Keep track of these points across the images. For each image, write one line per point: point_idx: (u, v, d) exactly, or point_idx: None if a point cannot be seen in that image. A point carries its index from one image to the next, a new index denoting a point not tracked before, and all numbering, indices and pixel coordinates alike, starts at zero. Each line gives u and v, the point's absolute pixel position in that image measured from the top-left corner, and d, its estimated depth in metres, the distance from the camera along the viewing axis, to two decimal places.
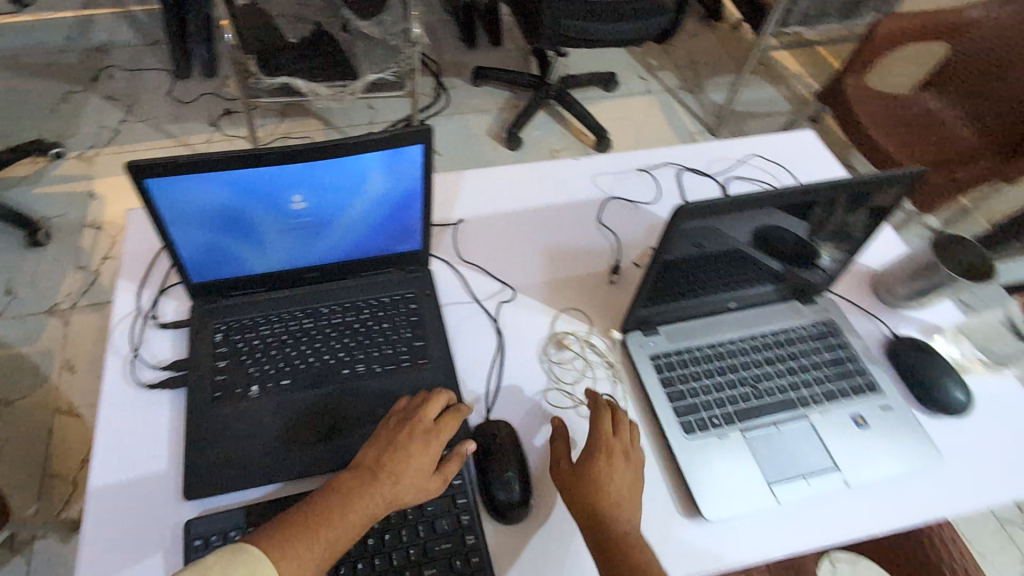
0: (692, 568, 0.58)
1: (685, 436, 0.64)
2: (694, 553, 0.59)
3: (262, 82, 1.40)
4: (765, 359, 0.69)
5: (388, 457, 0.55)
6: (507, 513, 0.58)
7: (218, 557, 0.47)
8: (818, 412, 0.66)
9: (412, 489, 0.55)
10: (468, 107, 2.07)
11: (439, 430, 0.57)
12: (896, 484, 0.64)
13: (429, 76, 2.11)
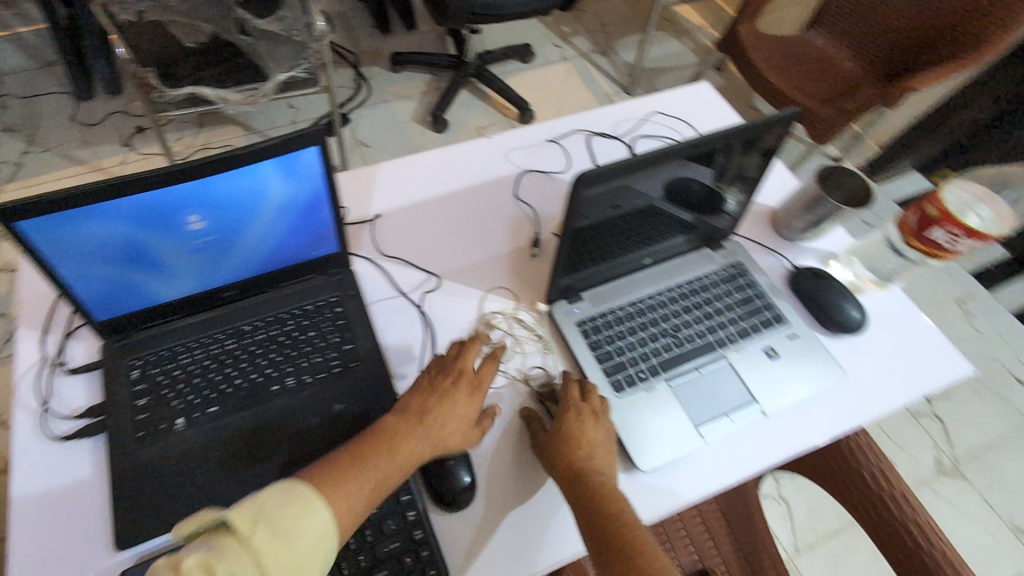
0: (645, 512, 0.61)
1: (616, 394, 0.66)
2: (642, 501, 0.61)
3: (166, 94, 1.32)
4: (682, 309, 0.73)
5: (437, 402, 0.58)
6: (453, 501, 0.59)
7: (274, 493, 0.46)
8: (733, 350, 0.71)
9: (457, 433, 0.59)
10: (390, 94, 2.02)
11: (482, 379, 0.61)
12: (812, 405, 0.69)
13: (345, 66, 2.05)
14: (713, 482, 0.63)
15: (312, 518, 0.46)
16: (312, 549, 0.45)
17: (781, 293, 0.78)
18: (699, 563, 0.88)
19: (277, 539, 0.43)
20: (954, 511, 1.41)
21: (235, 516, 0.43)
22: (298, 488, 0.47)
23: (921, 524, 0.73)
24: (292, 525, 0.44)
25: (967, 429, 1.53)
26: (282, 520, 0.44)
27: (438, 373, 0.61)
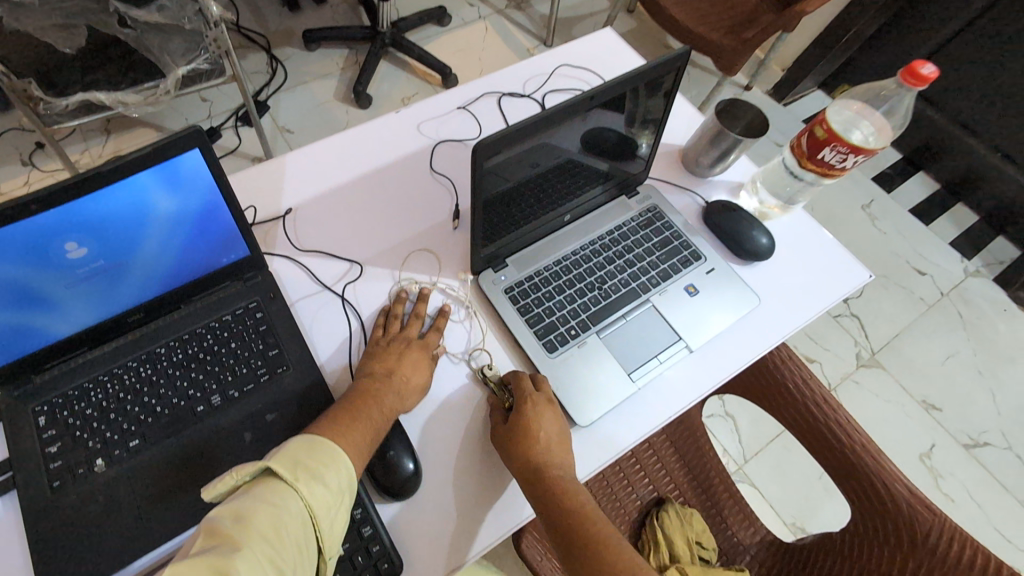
0: (587, 464, 0.63)
1: (549, 355, 0.67)
2: (582, 453, 0.64)
3: (53, 106, 1.23)
4: (605, 261, 0.75)
5: (398, 362, 0.64)
6: (398, 491, 0.60)
7: (299, 446, 0.52)
8: (658, 294, 0.73)
9: (419, 388, 0.64)
10: (307, 74, 1.91)
11: (431, 342, 0.68)
12: (735, 334, 0.72)
13: (256, 49, 1.92)
14: (647, 422, 0.66)
15: (339, 462, 0.52)
16: (343, 486, 0.52)
17: (697, 231, 0.80)
18: (656, 491, 1.01)
19: (318, 481, 0.50)
20: (875, 396, 1.67)
21: (278, 466, 0.49)
22: (319, 440, 0.53)
23: (840, 423, 0.87)
24: (325, 470, 0.51)
25: (880, 320, 1.78)
26: (317, 465, 0.51)
27: (387, 340, 0.67)
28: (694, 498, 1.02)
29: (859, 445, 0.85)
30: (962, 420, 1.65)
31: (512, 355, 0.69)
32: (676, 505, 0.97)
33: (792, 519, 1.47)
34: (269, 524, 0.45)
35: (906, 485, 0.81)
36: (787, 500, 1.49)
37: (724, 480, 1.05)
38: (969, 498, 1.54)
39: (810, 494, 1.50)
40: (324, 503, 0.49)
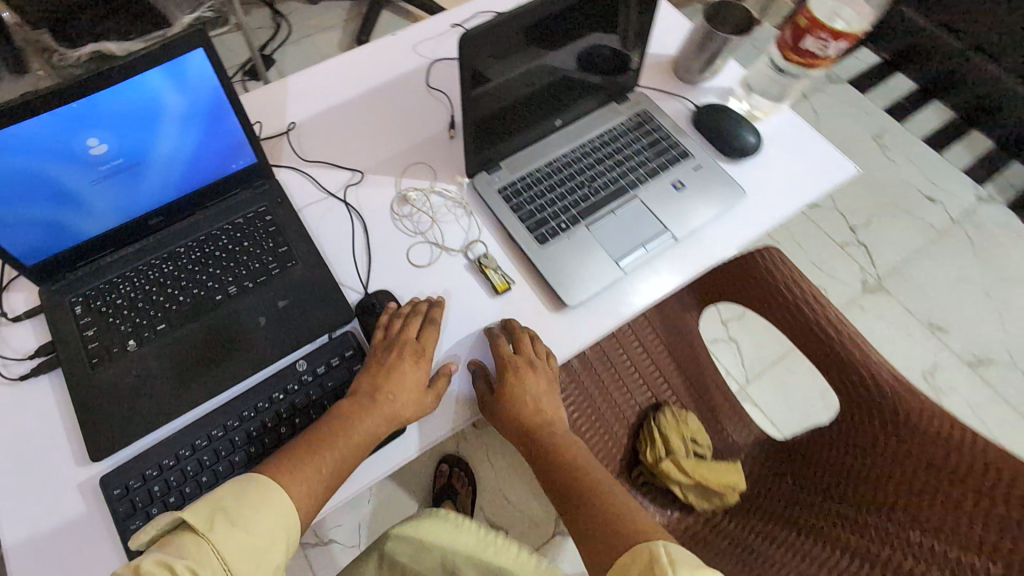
0: (576, 340, 0.68)
1: (540, 246, 0.70)
2: (570, 332, 0.68)
3: (68, 57, 1.26)
4: (595, 161, 0.77)
5: (384, 377, 0.63)
6: None
7: (230, 490, 0.54)
8: (644, 190, 0.75)
9: (411, 404, 0.63)
10: (311, 29, 1.90)
11: (426, 344, 0.65)
12: (719, 225, 0.75)
13: (259, 4, 1.90)
14: (632, 303, 0.70)
15: (271, 504, 0.54)
16: (268, 531, 0.53)
17: (686, 133, 0.82)
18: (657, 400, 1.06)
19: (236, 529, 0.52)
20: (879, 319, 1.69)
21: (193, 516, 0.51)
22: (253, 482, 0.55)
23: (826, 319, 0.91)
24: (248, 513, 0.53)
25: (887, 247, 1.78)
26: (240, 509, 0.53)
27: (385, 349, 0.64)
28: (691, 402, 1.07)
29: (845, 337, 0.90)
30: (965, 338, 1.67)
31: (505, 247, 0.72)
32: (672, 408, 1.01)
33: (790, 428, 1.53)
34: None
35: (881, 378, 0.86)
36: (788, 414, 1.55)
37: (720, 388, 1.09)
38: (969, 411, 1.58)
39: (808, 406, 1.55)
40: (241, 554, 0.51)
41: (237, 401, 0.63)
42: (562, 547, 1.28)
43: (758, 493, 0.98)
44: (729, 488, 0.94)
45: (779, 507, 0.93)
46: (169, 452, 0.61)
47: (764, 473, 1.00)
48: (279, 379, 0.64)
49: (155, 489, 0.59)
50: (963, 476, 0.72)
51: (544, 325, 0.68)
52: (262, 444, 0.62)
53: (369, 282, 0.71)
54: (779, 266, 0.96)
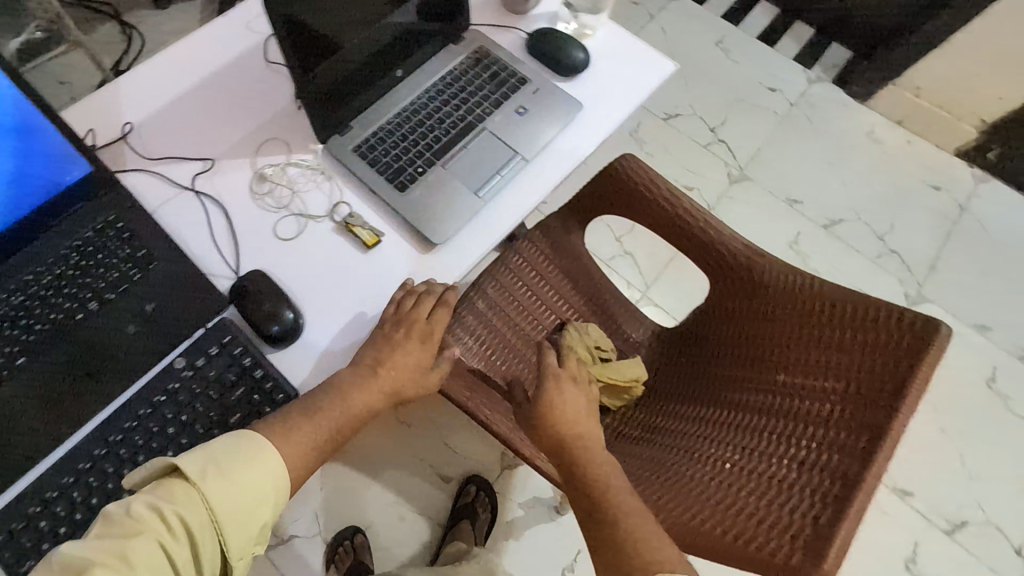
0: (454, 270, 0.71)
1: (401, 194, 0.72)
2: (448, 263, 0.71)
3: None
4: (441, 104, 0.80)
5: (390, 352, 0.66)
6: (281, 336, 0.66)
7: (224, 443, 0.57)
8: (492, 122, 0.79)
9: (409, 381, 0.68)
10: (169, 36, 1.72)
11: (433, 328, 0.69)
12: (565, 139, 0.80)
13: (103, 18, 1.70)
14: (495, 228, 0.73)
15: (263, 462, 0.57)
16: (259, 486, 0.56)
17: (522, 61, 0.86)
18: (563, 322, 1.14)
19: (228, 481, 0.55)
20: (748, 207, 1.87)
21: (186, 465, 0.54)
22: (250, 440, 0.58)
23: (684, 207, 1.01)
24: (239, 469, 0.56)
25: (744, 140, 1.96)
26: (231, 465, 0.56)
27: (394, 325, 0.67)
28: (588, 312, 1.16)
29: (701, 218, 1.00)
30: (819, 206, 1.89)
31: (371, 202, 0.74)
32: (574, 325, 1.10)
33: (676, 310, 1.70)
34: (160, 521, 0.52)
35: (731, 249, 0.97)
36: (676, 301, 1.71)
37: (612, 294, 1.19)
38: (830, 267, 1.80)
39: (688, 288, 1.72)
40: (230, 504, 0.54)
41: (115, 413, 0.62)
42: (513, 478, 1.36)
43: (655, 375, 1.08)
44: (634, 380, 1.03)
45: (673, 382, 1.03)
46: (53, 483, 0.60)
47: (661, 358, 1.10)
48: (160, 381, 0.64)
49: (43, 525, 0.58)
50: (806, 310, 0.85)
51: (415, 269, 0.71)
52: (151, 449, 0.62)
53: (240, 266, 0.70)
54: (634, 174, 1.04)
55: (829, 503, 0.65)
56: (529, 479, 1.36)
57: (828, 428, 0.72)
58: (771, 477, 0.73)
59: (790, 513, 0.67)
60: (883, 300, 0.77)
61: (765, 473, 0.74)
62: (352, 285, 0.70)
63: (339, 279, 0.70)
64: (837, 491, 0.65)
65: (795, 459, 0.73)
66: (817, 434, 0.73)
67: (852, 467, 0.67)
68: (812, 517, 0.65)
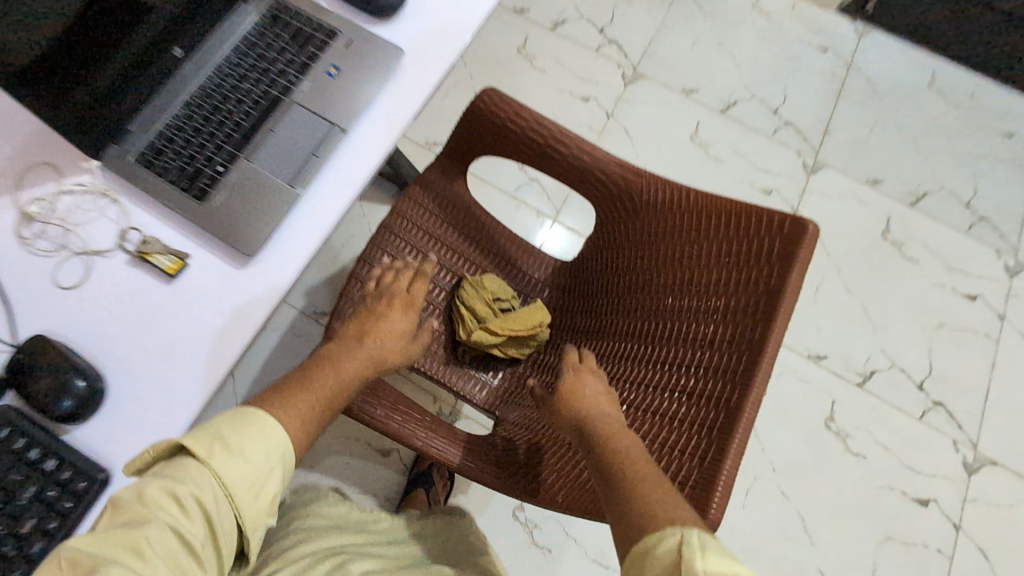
0: (275, 277, 0.62)
1: (201, 203, 0.62)
2: (270, 268, 0.62)
3: None
4: (237, 81, 0.67)
5: (373, 321, 0.88)
6: (76, 416, 0.57)
7: (224, 422, 0.61)
8: (299, 93, 0.68)
9: (394, 347, 0.87)
10: None
11: (412, 299, 0.92)
12: (389, 95, 0.70)
13: None
14: (321, 220, 0.64)
15: (265, 435, 0.62)
16: (267, 458, 0.61)
17: (326, 9, 0.72)
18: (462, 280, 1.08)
19: (234, 455, 0.59)
20: (646, 105, 1.80)
21: (192, 445, 0.58)
22: (252, 415, 0.63)
23: (554, 136, 0.93)
24: (244, 442, 0.60)
25: (633, 34, 1.85)
26: (236, 440, 0.60)
27: (377, 298, 0.91)
28: (487, 263, 1.11)
29: (573, 145, 0.92)
30: (714, 90, 1.83)
31: (170, 217, 0.63)
32: (470, 280, 1.04)
33: (571, 223, 1.63)
34: (172, 500, 0.55)
35: (609, 175, 0.91)
36: (569, 213, 1.64)
37: (506, 236, 1.13)
38: (733, 152, 1.77)
39: (580, 200, 1.65)
40: (238, 474, 0.59)
41: None
42: None
43: (562, 316, 1.06)
44: (539, 326, 1.01)
45: (578, 321, 1.01)
46: None
47: (565, 295, 1.08)
48: None
49: None
50: (686, 228, 0.81)
51: (234, 292, 0.62)
52: None
53: (18, 331, 0.60)
54: (495, 110, 0.93)
55: (713, 439, 0.65)
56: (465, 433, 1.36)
57: (712, 357, 0.71)
58: (665, 415, 0.73)
59: (679, 454, 0.68)
60: (755, 206, 0.74)
61: (659, 411, 0.74)
62: (165, 326, 0.61)
63: (146, 323, 0.61)
64: (720, 423, 0.65)
65: (684, 393, 0.72)
66: (702, 363, 0.72)
67: (733, 397, 0.66)
68: (698, 456, 0.66)
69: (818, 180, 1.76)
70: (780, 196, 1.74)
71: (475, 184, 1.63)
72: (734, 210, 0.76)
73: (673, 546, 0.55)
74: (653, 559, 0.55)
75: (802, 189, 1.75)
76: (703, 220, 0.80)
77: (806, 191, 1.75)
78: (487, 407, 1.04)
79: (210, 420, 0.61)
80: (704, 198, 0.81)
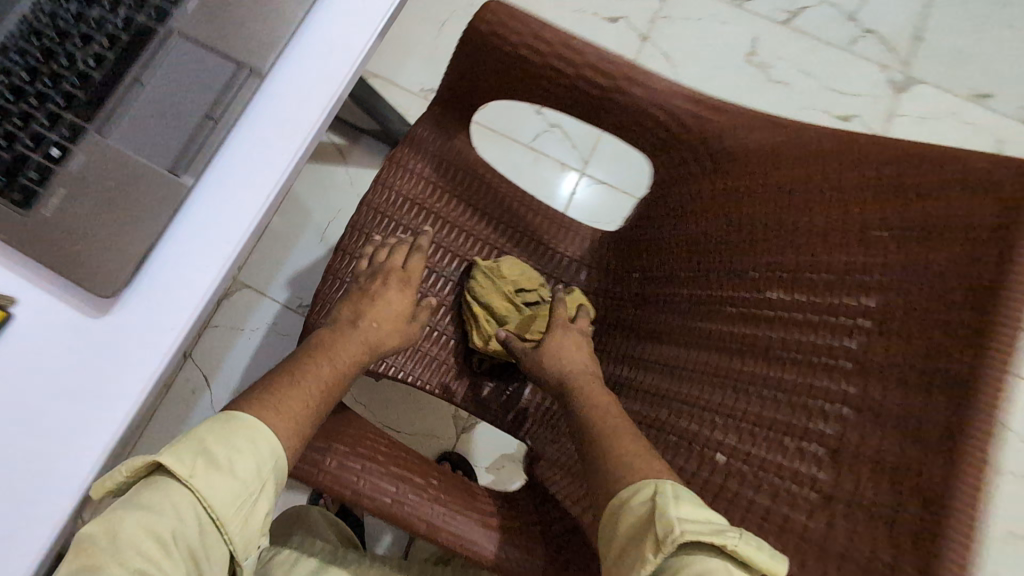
0: (160, 326, 0.42)
1: (27, 209, 0.41)
2: (156, 311, 0.42)
3: None
4: (80, 8, 0.44)
5: (370, 303, 0.68)
6: None
7: (207, 430, 0.50)
8: (176, 22, 0.44)
9: (393, 333, 0.69)
10: None
11: (411, 271, 0.72)
12: (326, 25, 0.46)
13: None
14: (236, 230, 0.43)
15: (257, 447, 0.51)
16: (260, 475, 0.50)
17: None
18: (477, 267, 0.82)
19: (222, 472, 0.48)
20: (689, 23, 1.45)
21: (171, 461, 0.47)
22: (240, 422, 0.52)
23: (592, 63, 0.65)
24: (233, 457, 0.49)
25: None
26: (223, 453, 0.49)
27: (371, 277, 0.71)
28: (507, 244, 0.83)
29: (619, 78, 0.65)
30: None
31: None
32: (483, 266, 0.79)
33: (601, 175, 1.35)
34: (150, 533, 0.44)
35: (673, 116, 0.64)
36: (603, 163, 1.36)
37: (527, 204, 0.85)
38: (800, 73, 1.43)
39: (613, 144, 1.37)
40: (227, 497, 0.48)
41: None
42: (472, 439, 1.15)
43: (608, 309, 0.81)
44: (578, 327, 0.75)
45: (631, 316, 0.76)
46: None
47: (608, 281, 0.83)
48: None
49: None
50: (811, 187, 0.55)
51: (95, 347, 0.41)
52: None
53: None
54: (506, 32, 0.65)
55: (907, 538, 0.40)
56: (489, 437, 1.15)
57: (873, 391, 0.46)
58: (793, 480, 0.49)
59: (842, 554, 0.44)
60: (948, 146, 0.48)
61: (776, 467, 0.51)
62: None
63: None
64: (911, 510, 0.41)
65: (824, 445, 0.48)
66: (854, 401, 0.47)
67: (928, 466, 0.40)
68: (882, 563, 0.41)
69: (909, 99, 1.41)
70: (863, 123, 1.40)
71: (483, 137, 1.34)
72: (897, 161, 0.50)
73: (648, 499, 0.49)
74: (628, 516, 0.50)
75: (891, 111, 1.40)
76: (837, 176, 0.54)
77: (896, 114, 1.40)
78: (516, 430, 0.81)
79: (191, 433, 0.50)
80: (835, 146, 0.55)
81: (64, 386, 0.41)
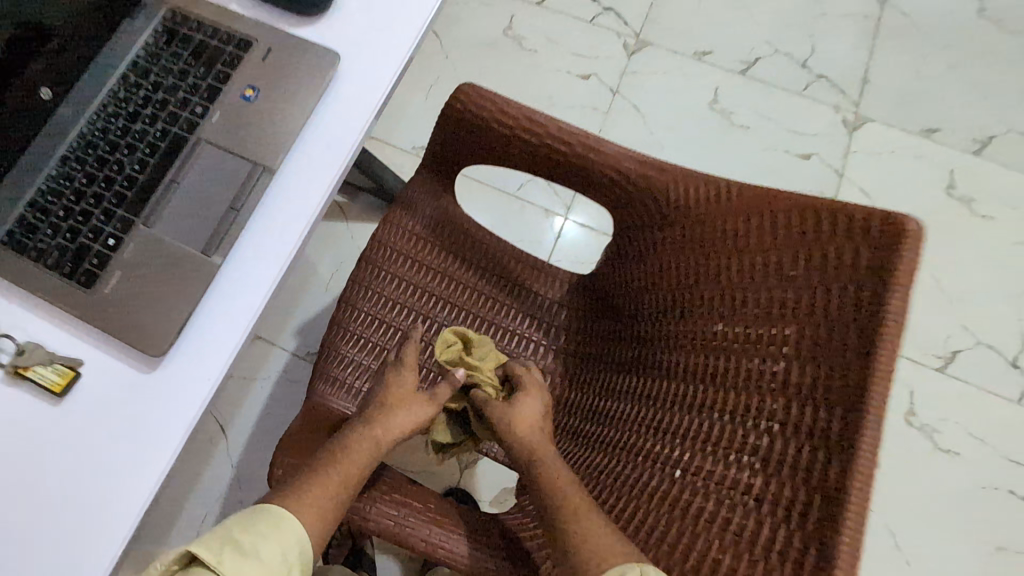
0: (193, 380, 0.53)
1: (88, 289, 0.53)
2: (192, 365, 0.53)
3: None
4: (125, 128, 0.57)
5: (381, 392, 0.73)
6: None
7: (238, 521, 0.57)
8: (201, 131, 0.57)
9: (408, 419, 0.72)
10: None
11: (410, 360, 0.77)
12: (325, 121, 0.58)
13: None
14: (254, 295, 0.55)
15: (280, 534, 0.57)
16: (283, 560, 0.56)
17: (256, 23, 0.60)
18: (467, 313, 0.90)
19: (247, 559, 0.54)
20: (654, 77, 1.58)
21: (202, 551, 0.53)
22: (267, 512, 0.59)
23: (555, 135, 0.75)
24: (258, 544, 0.55)
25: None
26: (250, 540, 0.55)
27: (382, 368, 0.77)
28: (492, 290, 0.92)
29: (579, 146, 0.75)
30: (730, 51, 1.60)
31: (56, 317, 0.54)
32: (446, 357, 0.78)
33: (583, 220, 1.46)
34: None
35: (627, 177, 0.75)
36: (584, 206, 1.47)
37: (511, 252, 0.94)
38: (760, 118, 1.55)
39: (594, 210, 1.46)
40: None
41: None
42: (474, 474, 1.22)
43: (580, 343, 0.90)
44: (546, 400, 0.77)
45: (604, 351, 0.85)
46: None
47: (584, 320, 0.91)
48: None
49: None
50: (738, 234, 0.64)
51: (150, 394, 0.53)
52: None
53: None
54: (481, 112, 0.76)
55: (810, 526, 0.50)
56: (490, 473, 1.22)
57: (796, 408, 0.55)
58: (725, 488, 0.58)
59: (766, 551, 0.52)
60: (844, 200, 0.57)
61: (710, 474, 0.60)
62: (57, 454, 0.51)
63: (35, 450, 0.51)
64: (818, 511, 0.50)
65: (758, 455, 0.57)
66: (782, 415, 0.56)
67: (832, 466, 0.51)
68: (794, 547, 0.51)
69: (862, 137, 1.53)
70: (821, 160, 1.52)
71: (470, 187, 1.46)
72: (801, 216, 0.59)
73: None
74: None
75: (846, 149, 1.52)
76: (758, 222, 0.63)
77: (850, 151, 1.52)
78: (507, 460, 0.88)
79: (224, 524, 0.57)
80: (753, 197, 0.63)
81: (129, 429, 0.52)
